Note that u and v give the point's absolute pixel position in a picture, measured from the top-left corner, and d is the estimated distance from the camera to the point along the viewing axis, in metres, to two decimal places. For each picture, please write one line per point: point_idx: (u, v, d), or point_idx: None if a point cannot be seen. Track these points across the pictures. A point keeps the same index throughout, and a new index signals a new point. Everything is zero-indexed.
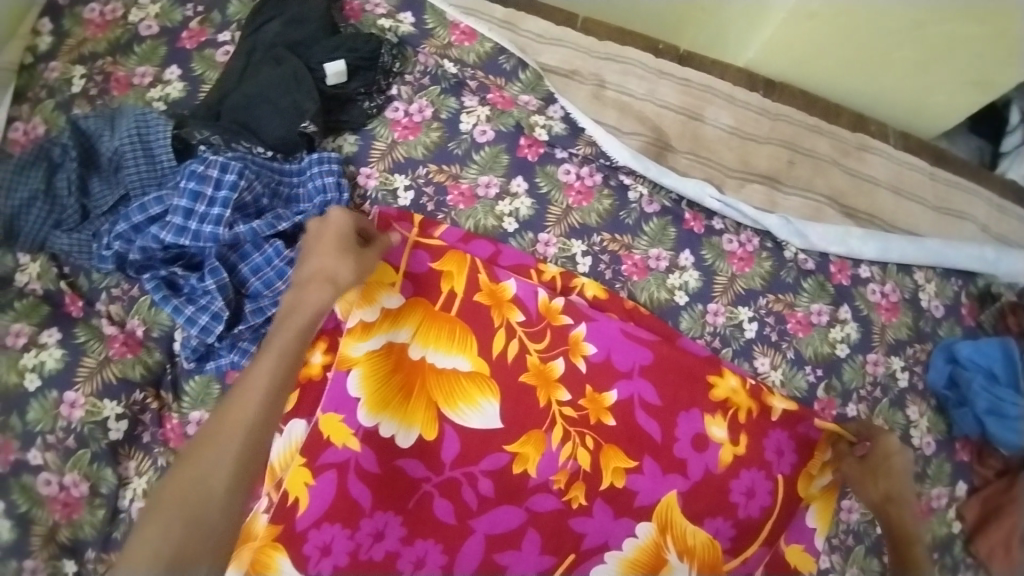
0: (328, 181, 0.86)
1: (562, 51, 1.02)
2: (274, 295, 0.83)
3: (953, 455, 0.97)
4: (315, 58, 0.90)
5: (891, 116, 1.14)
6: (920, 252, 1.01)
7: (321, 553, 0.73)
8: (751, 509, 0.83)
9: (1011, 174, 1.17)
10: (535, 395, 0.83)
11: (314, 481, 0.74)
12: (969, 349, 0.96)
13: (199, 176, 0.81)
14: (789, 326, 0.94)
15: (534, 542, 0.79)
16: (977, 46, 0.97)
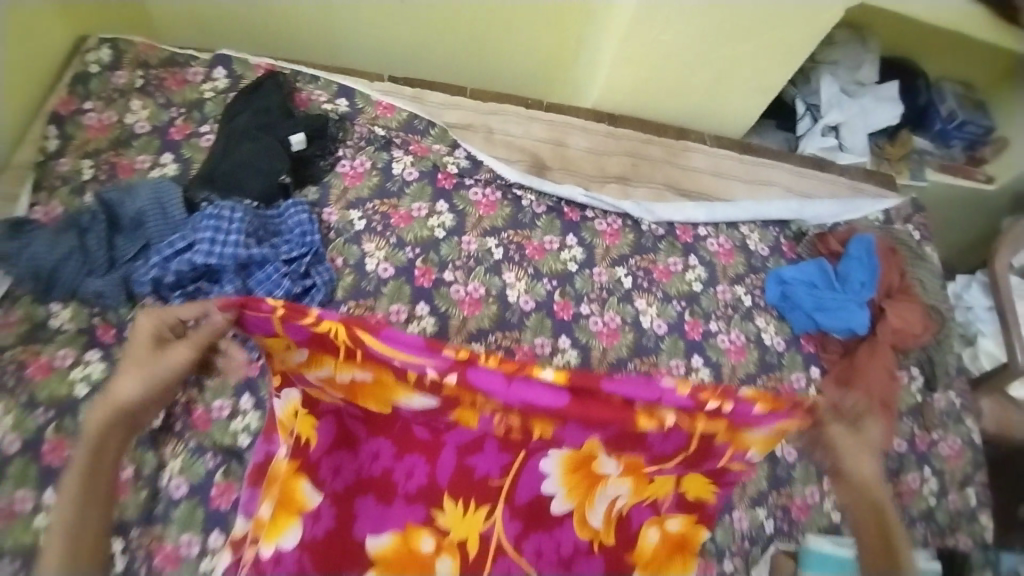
0: (303, 217, 1.16)
1: (460, 113, 1.39)
2: (273, 299, 1.09)
3: (800, 348, 1.31)
4: (281, 132, 1.23)
5: (727, 97, 1.49)
6: (741, 212, 1.40)
7: (333, 473, 0.99)
8: (666, 446, 0.90)
9: (811, 148, 1.63)
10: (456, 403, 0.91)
11: (318, 422, 0.99)
12: (790, 271, 1.32)
13: (215, 217, 1.10)
14: (655, 275, 1.30)
15: (493, 446, 0.98)
16: (762, 51, 1.37)
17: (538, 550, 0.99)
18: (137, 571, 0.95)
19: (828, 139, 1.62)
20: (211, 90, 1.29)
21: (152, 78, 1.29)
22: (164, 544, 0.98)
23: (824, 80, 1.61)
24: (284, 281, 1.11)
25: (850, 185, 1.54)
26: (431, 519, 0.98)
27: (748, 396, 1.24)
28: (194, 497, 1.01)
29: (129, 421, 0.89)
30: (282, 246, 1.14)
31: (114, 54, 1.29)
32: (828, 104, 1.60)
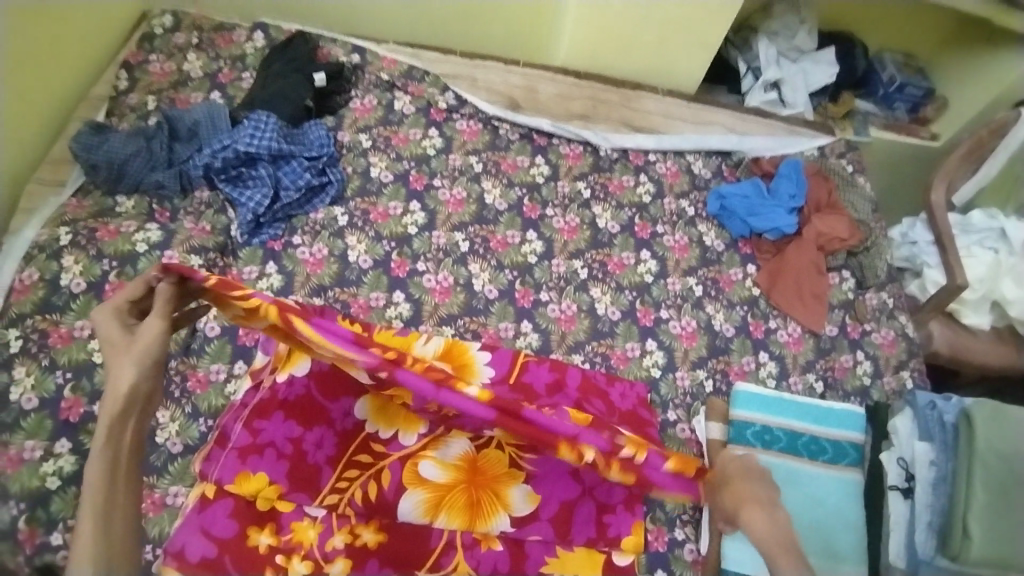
0: (324, 133, 1.45)
1: (449, 64, 1.64)
2: (297, 188, 1.37)
3: (739, 251, 1.52)
4: (309, 70, 1.52)
5: (689, 35, 1.68)
6: (686, 142, 1.63)
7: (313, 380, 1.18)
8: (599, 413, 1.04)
9: (754, 102, 1.86)
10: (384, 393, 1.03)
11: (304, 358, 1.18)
12: (729, 188, 1.55)
13: (256, 122, 1.39)
14: (609, 188, 1.53)
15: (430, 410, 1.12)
16: (695, 16, 1.63)
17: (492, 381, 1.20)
18: (173, 392, 1.19)
19: (770, 94, 1.86)
20: (252, 47, 1.59)
21: (204, 39, 1.60)
22: (196, 370, 1.22)
23: (760, 44, 1.86)
24: (308, 172, 1.39)
25: (786, 129, 1.76)
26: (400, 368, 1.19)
27: (690, 284, 1.44)
28: (225, 337, 1.26)
29: (146, 401, 0.89)
30: (306, 151, 1.41)
31: (175, 21, 1.61)
32: (766, 64, 1.84)
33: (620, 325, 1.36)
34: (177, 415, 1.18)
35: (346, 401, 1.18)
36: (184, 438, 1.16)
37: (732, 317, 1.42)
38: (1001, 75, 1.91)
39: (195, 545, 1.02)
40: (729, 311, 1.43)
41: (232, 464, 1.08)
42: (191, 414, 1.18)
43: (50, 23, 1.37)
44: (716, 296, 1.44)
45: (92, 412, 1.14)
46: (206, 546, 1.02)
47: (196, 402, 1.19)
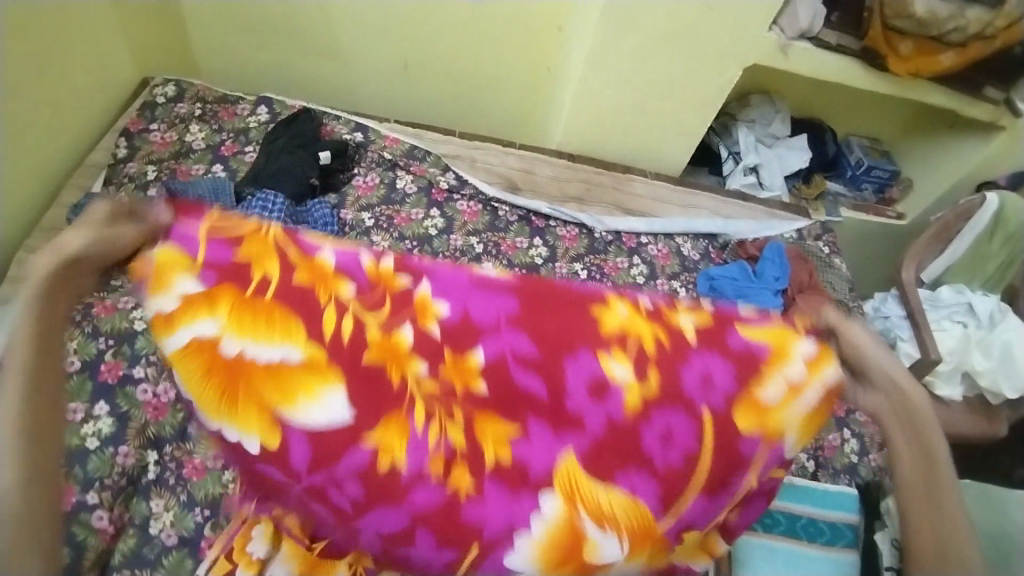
0: (332, 210, 1.50)
1: (449, 145, 1.70)
2: None
3: None
4: (315, 148, 1.55)
5: (673, 122, 1.80)
6: (675, 225, 1.72)
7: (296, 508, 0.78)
8: (671, 456, 0.75)
9: (735, 184, 1.98)
10: (315, 296, 0.74)
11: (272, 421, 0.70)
12: (718, 270, 1.63)
13: (263, 200, 1.40)
14: (605, 269, 1.60)
15: (427, 541, 0.74)
16: (680, 106, 1.76)
17: None
18: (168, 480, 1.15)
19: (749, 177, 1.99)
20: (255, 121, 1.61)
21: (207, 110, 1.62)
22: (193, 457, 1.17)
23: (739, 130, 1.99)
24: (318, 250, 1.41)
25: (766, 212, 1.86)
26: None
27: None
28: None
29: (78, 300, 0.67)
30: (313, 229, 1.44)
31: (177, 90, 1.64)
32: (746, 149, 1.98)
33: None
34: (172, 504, 1.13)
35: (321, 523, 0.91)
36: (178, 530, 1.11)
37: None
38: (956, 164, 2.08)
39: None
40: None
41: None
42: (186, 504, 1.13)
43: (45, 88, 1.36)
44: None
45: (84, 501, 1.08)
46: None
47: (192, 490, 1.14)
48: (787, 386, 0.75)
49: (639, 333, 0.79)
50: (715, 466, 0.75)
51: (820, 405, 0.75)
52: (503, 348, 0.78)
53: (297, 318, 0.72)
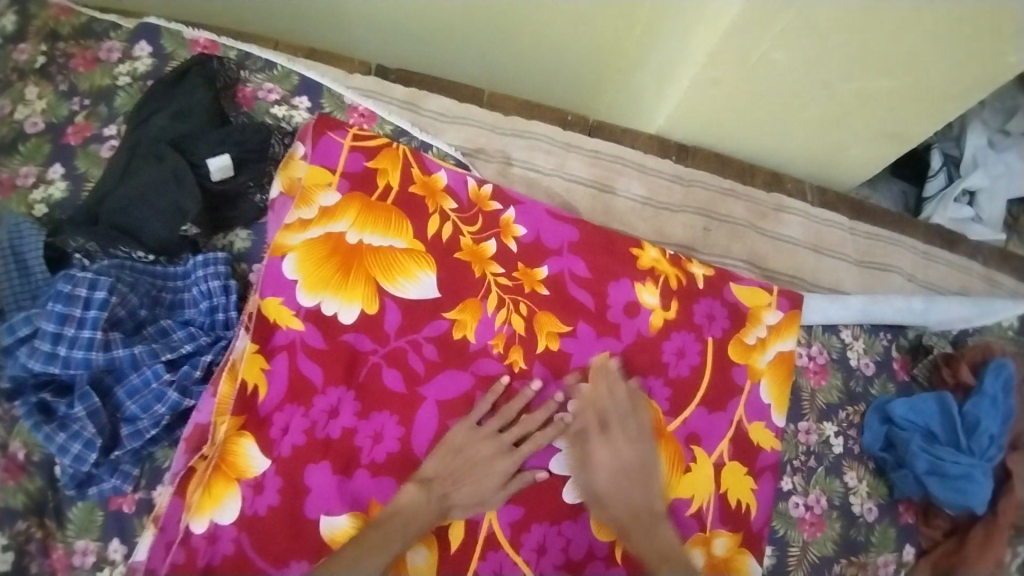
0: (213, 285, 0.80)
1: (466, 129, 0.98)
2: (154, 418, 0.75)
3: (896, 519, 0.96)
4: (199, 153, 0.85)
5: (880, 117, 0.98)
6: (846, 311, 1.00)
7: (283, 433, 0.75)
8: (681, 369, 0.88)
9: (937, 218, 1.23)
10: (470, 268, 0.86)
11: (271, 365, 0.77)
12: (904, 408, 0.95)
13: (67, 297, 0.72)
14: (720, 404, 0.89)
15: (485, 405, 0.81)
16: (902, 97, 0.94)
17: (540, 545, 0.79)
18: None
19: (964, 208, 1.22)
20: (126, 75, 0.99)
21: (58, 54, 1.00)
22: None
23: (973, 129, 1.23)
24: (170, 391, 0.76)
25: (984, 276, 1.16)
26: None
27: None
28: None
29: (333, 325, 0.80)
30: (174, 329, 0.79)
31: (18, 21, 1.00)
32: (972, 162, 1.22)
33: None
34: None
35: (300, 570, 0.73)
36: None
37: None
38: None
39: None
40: None
41: None
42: None
43: None
44: None
45: None
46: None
47: None
48: (770, 330, 0.93)
49: (666, 273, 0.92)
50: (714, 381, 0.89)
51: (784, 326, 0.94)
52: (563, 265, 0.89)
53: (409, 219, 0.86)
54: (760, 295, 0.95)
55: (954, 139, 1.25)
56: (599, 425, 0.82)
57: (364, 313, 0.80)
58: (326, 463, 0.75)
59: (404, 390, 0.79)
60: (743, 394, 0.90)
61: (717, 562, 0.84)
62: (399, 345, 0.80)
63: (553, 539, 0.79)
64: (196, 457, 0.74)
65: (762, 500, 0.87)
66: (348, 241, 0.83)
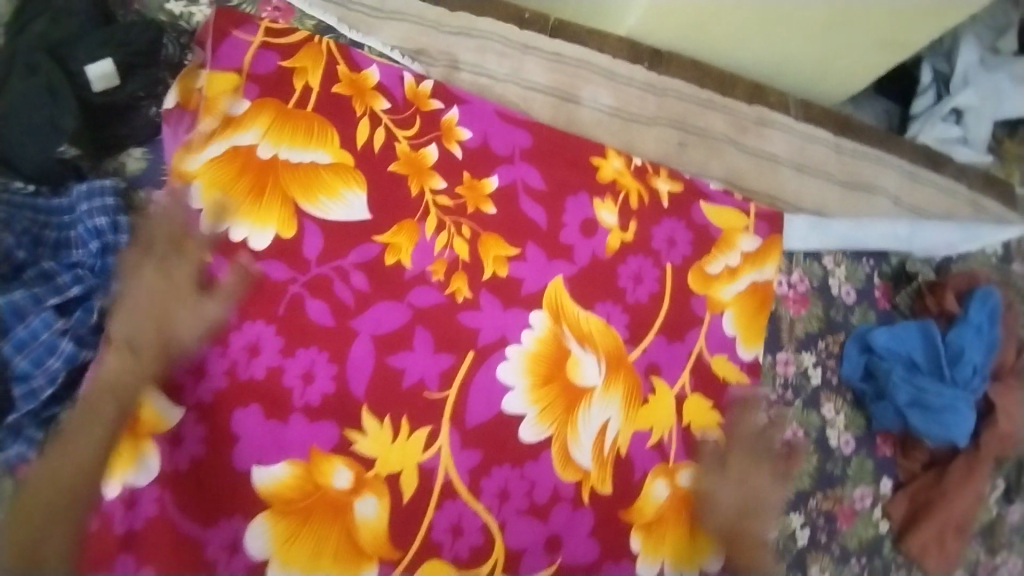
0: (99, 221, 0.69)
1: (401, 27, 0.85)
2: (49, 374, 0.65)
3: (873, 450, 0.93)
4: (77, 59, 0.72)
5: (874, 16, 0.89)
6: (828, 237, 0.92)
7: (194, 376, 0.67)
8: (639, 294, 0.80)
9: (923, 137, 1.14)
10: (406, 185, 0.75)
11: (169, 305, 0.67)
12: (884, 337, 0.91)
13: None
14: (692, 334, 0.81)
15: (427, 340, 0.72)
16: None
17: (502, 491, 0.72)
18: None
19: (951, 127, 1.14)
20: None
21: None
22: None
23: (964, 43, 1.14)
24: (64, 342, 0.66)
25: (970, 200, 1.10)
26: (348, 445, 0.68)
27: (792, 525, 0.87)
28: None
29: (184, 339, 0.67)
30: (61, 273, 0.68)
31: None
32: (960, 79, 1.13)
33: None
34: None
35: (230, 528, 0.65)
36: None
37: None
38: None
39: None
40: (839, 566, 0.89)
41: None
42: None
43: None
44: (827, 546, 0.88)
45: None
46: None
47: None
48: (742, 256, 0.86)
49: (626, 187, 0.82)
50: (675, 309, 0.81)
51: (758, 248, 0.86)
52: (515, 176, 0.79)
53: (332, 130, 0.74)
54: (736, 216, 0.86)
55: (945, 54, 1.16)
56: (557, 358, 0.75)
57: (278, 239, 0.70)
58: (253, 407, 0.67)
59: (333, 324, 0.70)
60: (703, 323, 0.82)
61: (684, 496, 0.80)
62: (322, 273, 0.71)
63: (516, 482, 0.72)
64: None
65: (727, 429, 0.83)
66: (262, 155, 0.71)
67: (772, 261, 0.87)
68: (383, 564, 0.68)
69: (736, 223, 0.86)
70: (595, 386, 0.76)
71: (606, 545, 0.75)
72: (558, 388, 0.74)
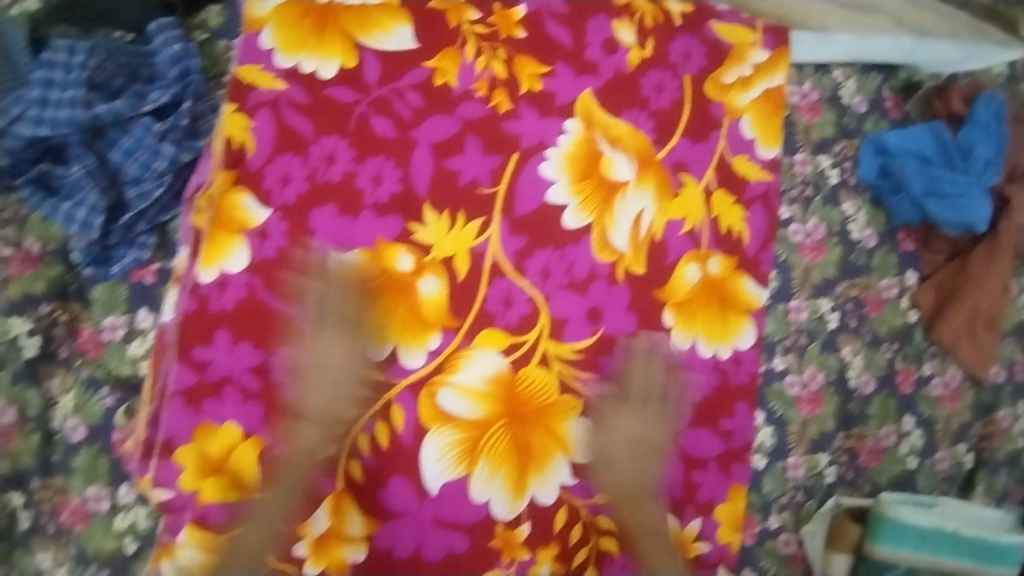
0: (177, 48, 0.79)
1: None
2: (155, 175, 0.77)
3: (896, 245, 0.98)
4: None
5: None
6: (835, 49, 0.99)
7: (281, 183, 0.78)
8: (662, 102, 0.88)
9: None
10: (446, 18, 0.85)
11: (253, 123, 0.78)
12: (896, 137, 0.96)
13: (49, 64, 0.76)
14: (712, 135, 0.89)
15: (476, 146, 0.82)
16: None
17: (545, 269, 0.82)
18: (47, 528, 0.75)
19: None
20: None
21: None
22: (69, 498, 0.75)
23: None
24: (164, 147, 0.77)
25: (972, 24, 1.05)
26: (410, 234, 0.79)
27: (823, 308, 0.92)
28: (96, 442, 0.77)
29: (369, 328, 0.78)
30: (154, 94, 0.78)
31: None
32: None
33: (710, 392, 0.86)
34: (64, 558, 0.74)
35: (313, 303, 0.77)
36: None
37: (876, 362, 0.94)
38: None
39: (180, 433, 0.74)
40: (871, 351, 0.94)
41: (181, 415, 0.74)
42: (78, 559, 0.75)
43: None
44: (857, 330, 0.93)
45: None
46: (185, 374, 0.75)
47: (81, 541, 0.75)
48: (754, 68, 0.93)
49: (642, 10, 0.91)
50: (697, 114, 0.89)
51: (769, 59, 0.94)
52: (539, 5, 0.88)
53: None
54: (742, 33, 0.94)
55: None
56: (592, 158, 0.84)
57: (343, 68, 0.81)
58: (330, 204, 0.78)
59: (394, 135, 0.81)
60: (723, 127, 0.90)
61: (714, 281, 0.87)
62: (382, 93, 0.81)
63: (557, 262, 0.82)
64: (196, 214, 0.77)
65: (753, 225, 0.89)
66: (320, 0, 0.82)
67: (783, 70, 0.94)
68: (445, 332, 0.79)
69: (745, 39, 0.94)
70: (628, 181, 0.84)
71: (643, 319, 0.84)
72: (595, 183, 0.83)
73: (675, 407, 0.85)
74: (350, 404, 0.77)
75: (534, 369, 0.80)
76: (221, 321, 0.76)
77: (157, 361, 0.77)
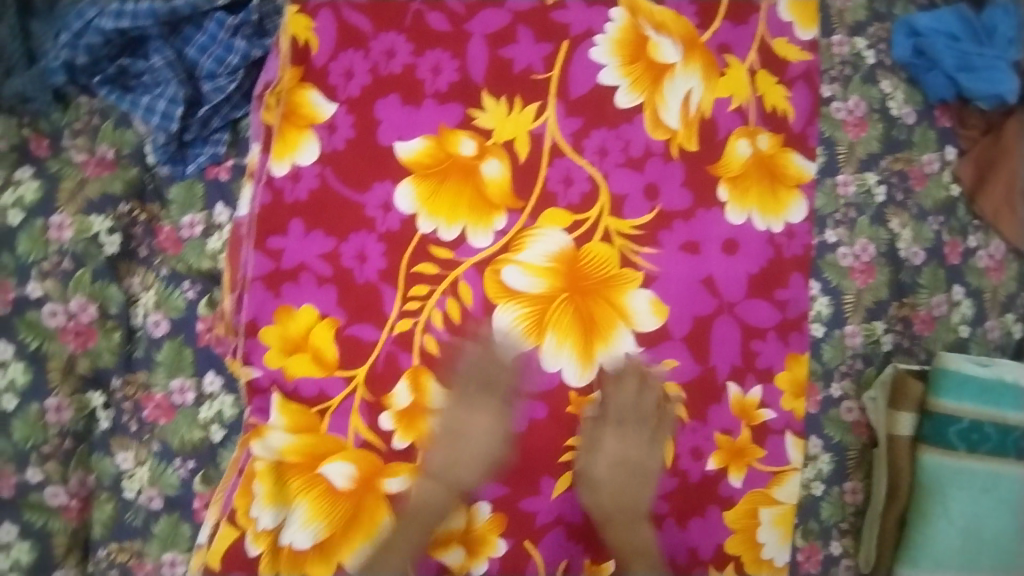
0: None
1: None
2: (229, 71, 0.82)
3: (934, 123, 1.00)
4: None
5: None
6: None
7: (346, 79, 0.81)
8: None
9: None
10: None
11: (315, 23, 0.81)
12: (926, 19, 0.99)
13: None
14: (751, 19, 0.92)
15: (528, 35, 0.85)
16: None
17: (601, 148, 0.84)
18: (128, 426, 0.78)
19: None
20: None
21: None
22: (152, 393, 0.78)
23: None
24: (238, 44, 0.82)
25: None
26: (470, 120, 0.82)
27: (870, 182, 0.94)
28: (178, 335, 0.79)
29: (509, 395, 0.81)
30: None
31: None
32: None
33: (762, 264, 0.87)
34: (145, 456, 0.78)
35: (383, 189, 0.80)
36: (161, 489, 0.77)
37: (924, 234, 0.96)
38: None
39: (263, 315, 0.77)
40: (918, 224, 0.96)
41: (262, 298, 0.77)
42: (161, 455, 0.78)
43: None
44: (904, 203, 0.96)
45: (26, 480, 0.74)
46: (263, 261, 0.77)
47: (164, 436, 0.78)
48: None
49: None
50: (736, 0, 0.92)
51: None
52: None
53: None
54: None
55: None
56: (639, 42, 0.87)
57: None
58: (393, 95, 0.81)
59: (449, 29, 0.84)
60: (761, 11, 0.92)
61: (764, 156, 0.89)
62: None
63: (613, 141, 0.85)
64: (263, 111, 0.80)
65: (796, 104, 0.91)
66: None
67: None
68: (510, 213, 0.82)
69: None
70: (675, 63, 0.87)
71: (699, 195, 0.86)
72: (644, 66, 0.86)
73: (735, 281, 0.86)
74: (421, 284, 0.79)
75: (596, 245, 0.83)
76: (294, 211, 0.79)
77: (234, 253, 0.79)
